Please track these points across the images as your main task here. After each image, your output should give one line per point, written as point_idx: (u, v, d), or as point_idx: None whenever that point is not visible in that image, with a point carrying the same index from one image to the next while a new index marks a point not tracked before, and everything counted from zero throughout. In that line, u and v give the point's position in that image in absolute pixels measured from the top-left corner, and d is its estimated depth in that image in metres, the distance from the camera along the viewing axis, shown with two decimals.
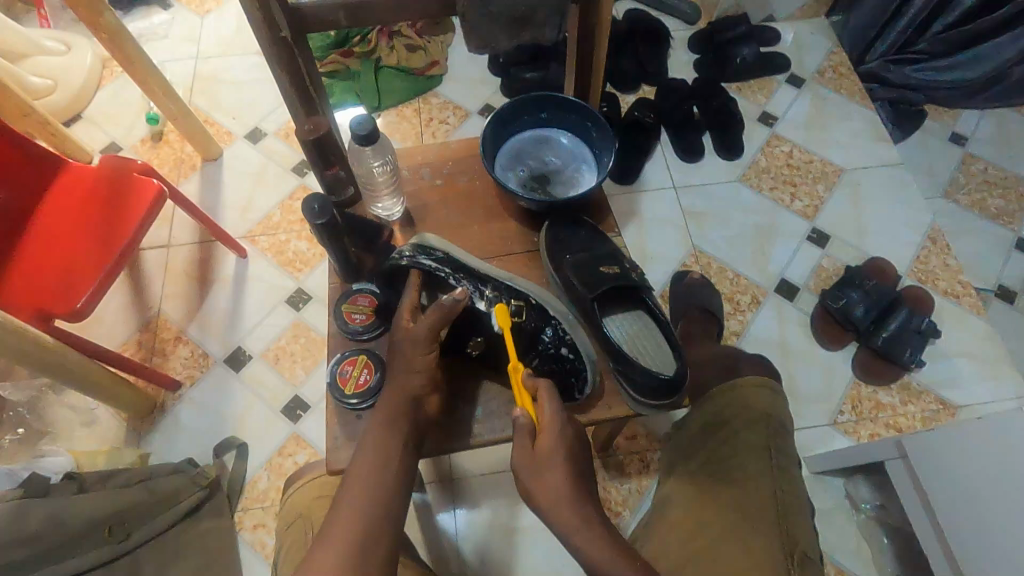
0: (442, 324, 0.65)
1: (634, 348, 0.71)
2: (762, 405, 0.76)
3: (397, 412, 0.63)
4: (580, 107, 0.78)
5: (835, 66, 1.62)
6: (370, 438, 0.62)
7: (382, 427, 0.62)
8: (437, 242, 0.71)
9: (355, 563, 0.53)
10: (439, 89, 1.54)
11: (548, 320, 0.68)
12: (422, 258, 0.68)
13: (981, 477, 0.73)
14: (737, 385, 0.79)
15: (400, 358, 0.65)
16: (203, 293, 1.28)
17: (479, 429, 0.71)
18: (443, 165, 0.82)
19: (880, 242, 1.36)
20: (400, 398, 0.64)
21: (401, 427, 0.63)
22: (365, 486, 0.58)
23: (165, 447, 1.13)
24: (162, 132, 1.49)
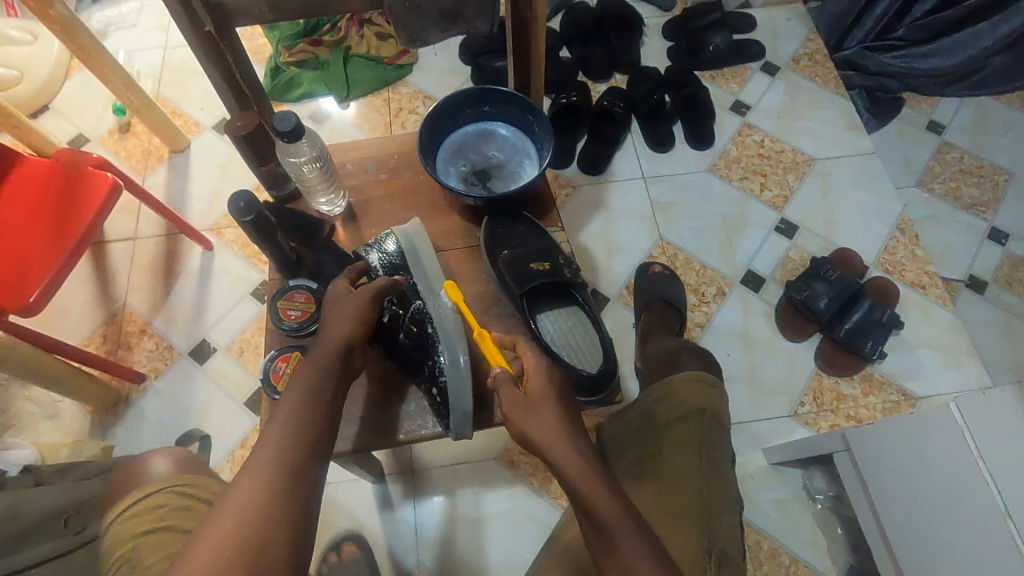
0: (386, 294, 0.67)
1: (564, 343, 0.72)
2: (699, 399, 0.75)
3: (327, 359, 0.62)
4: (518, 100, 0.77)
5: (811, 53, 1.60)
6: (297, 382, 0.60)
7: (312, 373, 0.60)
8: (409, 239, 0.71)
9: (276, 496, 0.51)
10: (408, 78, 1.53)
11: (430, 349, 0.67)
12: (371, 255, 0.72)
13: (911, 465, 0.73)
14: (675, 380, 0.77)
15: (332, 308, 0.65)
16: (169, 286, 1.28)
17: (417, 424, 0.70)
18: (389, 159, 0.84)
19: (849, 232, 1.35)
20: (334, 347, 0.62)
21: (331, 371, 0.61)
22: (286, 427, 0.56)
23: (130, 439, 1.14)
24: (129, 123, 1.48)
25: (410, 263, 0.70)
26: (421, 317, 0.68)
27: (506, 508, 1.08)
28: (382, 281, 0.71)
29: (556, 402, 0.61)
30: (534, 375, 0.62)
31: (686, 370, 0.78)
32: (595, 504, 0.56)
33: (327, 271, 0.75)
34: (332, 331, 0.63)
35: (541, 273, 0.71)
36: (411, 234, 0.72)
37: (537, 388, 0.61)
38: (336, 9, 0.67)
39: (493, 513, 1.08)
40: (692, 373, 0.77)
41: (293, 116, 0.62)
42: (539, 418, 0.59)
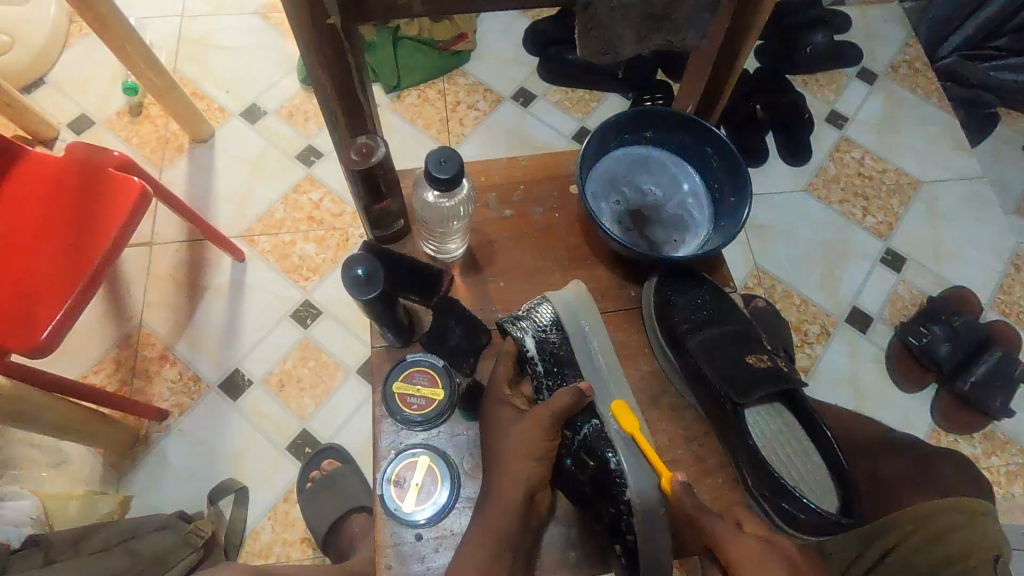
0: (569, 412, 0.56)
1: (772, 453, 0.62)
2: (986, 541, 0.59)
3: (505, 520, 0.51)
4: (694, 127, 0.66)
5: (910, 61, 1.44)
6: (468, 562, 0.49)
7: (487, 534, 0.51)
8: (576, 316, 0.60)
9: None
10: (466, 67, 1.34)
11: (615, 488, 0.55)
12: (526, 338, 0.59)
13: None
14: (950, 510, 0.63)
15: (505, 447, 0.55)
16: (194, 304, 1.10)
17: (569, 554, 0.60)
18: (511, 190, 0.68)
19: (961, 267, 1.22)
20: (512, 510, 0.52)
21: (509, 534, 0.51)
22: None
23: (151, 489, 0.98)
24: (141, 104, 1.26)
25: (574, 354, 0.59)
26: (596, 443, 0.57)
27: None
28: (540, 371, 0.60)
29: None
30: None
31: (959, 500, 0.64)
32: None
33: (454, 339, 0.61)
34: (507, 479, 0.53)
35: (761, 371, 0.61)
36: (577, 295, 0.61)
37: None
38: (496, 4, 0.52)
39: None
40: (955, 501, 0.64)
41: (457, 160, 0.53)
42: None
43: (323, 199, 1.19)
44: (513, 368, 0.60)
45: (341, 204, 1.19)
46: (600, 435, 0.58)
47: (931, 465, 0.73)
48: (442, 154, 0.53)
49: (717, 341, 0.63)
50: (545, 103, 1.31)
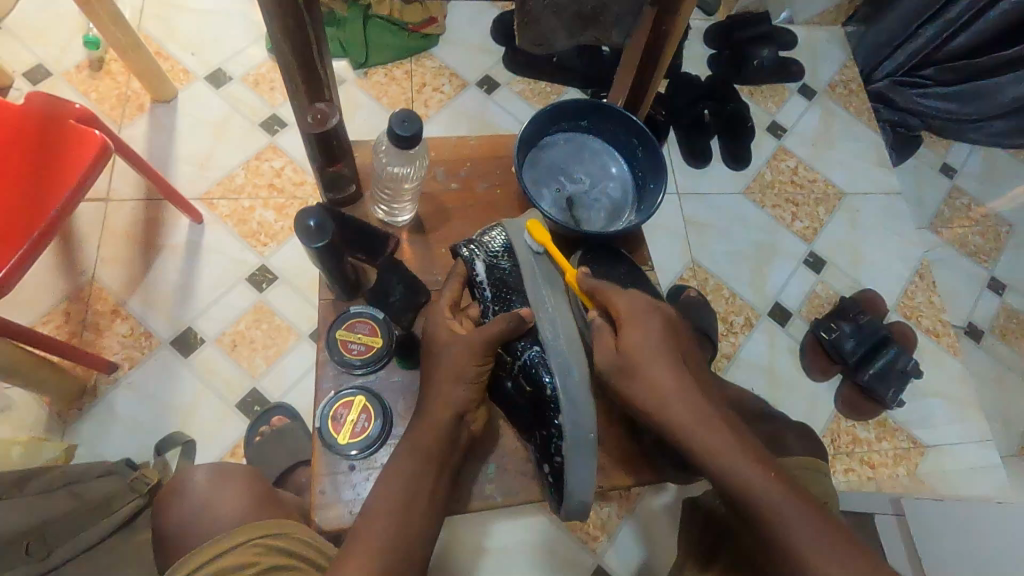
0: (502, 336, 0.62)
1: None
2: (820, 491, 0.71)
3: (434, 435, 0.59)
4: (626, 121, 0.74)
5: (846, 81, 1.57)
6: (398, 471, 0.57)
7: (418, 450, 0.58)
8: (524, 242, 0.66)
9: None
10: (434, 51, 1.38)
11: (547, 414, 0.63)
12: (478, 262, 0.66)
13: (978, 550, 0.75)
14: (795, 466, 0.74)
15: (438, 370, 0.61)
16: (148, 262, 1.11)
17: (489, 490, 0.67)
18: (460, 167, 0.74)
19: (872, 271, 1.35)
20: (438, 429, 0.59)
21: (439, 446, 0.59)
22: (385, 529, 0.54)
23: (97, 439, 1.00)
24: (102, 59, 1.26)
25: (522, 277, 0.65)
26: (535, 372, 0.64)
27: (522, 540, 1.02)
28: (487, 295, 0.66)
29: (661, 361, 0.62)
30: (629, 319, 0.63)
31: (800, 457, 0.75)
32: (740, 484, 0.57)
33: (395, 296, 0.66)
34: (440, 398, 0.60)
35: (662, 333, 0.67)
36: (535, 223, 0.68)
37: (637, 344, 0.62)
38: None
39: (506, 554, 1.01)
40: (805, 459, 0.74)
41: (417, 119, 0.57)
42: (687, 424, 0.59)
43: (284, 167, 1.22)
44: (461, 289, 0.66)
45: (302, 173, 1.22)
46: (542, 360, 0.63)
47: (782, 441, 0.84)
48: (405, 113, 0.57)
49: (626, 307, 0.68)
50: (508, 91, 1.36)
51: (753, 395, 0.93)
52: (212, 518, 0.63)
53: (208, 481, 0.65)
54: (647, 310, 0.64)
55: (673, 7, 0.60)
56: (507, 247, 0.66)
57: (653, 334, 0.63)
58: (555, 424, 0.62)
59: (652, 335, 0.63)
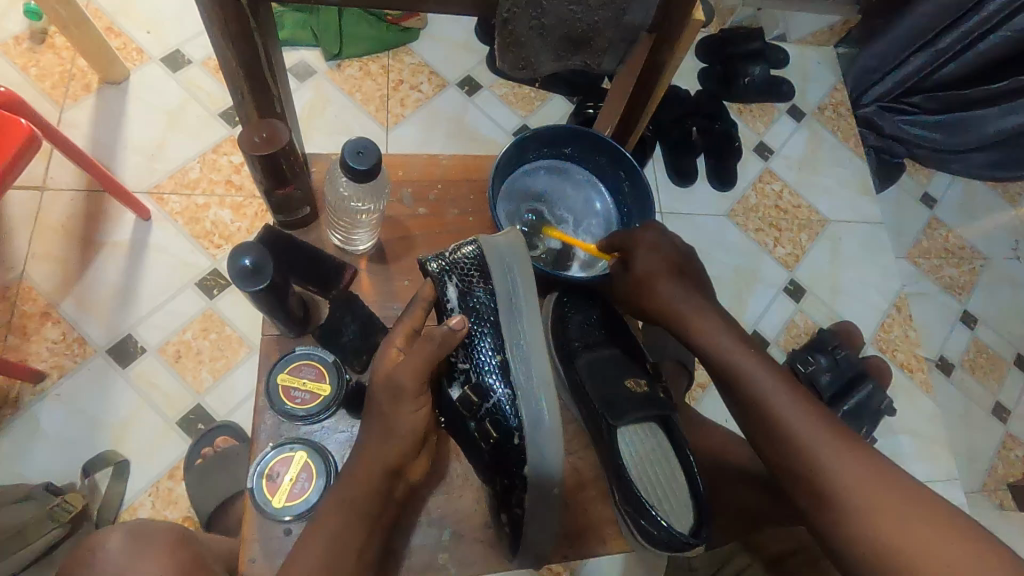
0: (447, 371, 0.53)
1: (642, 474, 0.60)
2: None
3: (362, 493, 0.51)
4: (611, 152, 0.68)
5: (835, 105, 1.54)
6: (322, 534, 0.50)
7: (345, 510, 0.51)
8: (499, 259, 0.58)
9: None
10: (414, 46, 1.30)
11: (511, 460, 0.56)
12: (449, 285, 0.58)
13: None
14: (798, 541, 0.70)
15: (372, 418, 0.53)
16: (86, 260, 1.02)
17: (443, 558, 0.60)
18: (430, 190, 0.67)
19: (851, 302, 1.33)
20: (371, 484, 0.52)
21: (366, 502, 0.51)
22: None
23: (17, 456, 0.91)
24: (45, 32, 1.15)
25: (502, 305, 0.58)
26: (501, 414, 0.57)
27: None
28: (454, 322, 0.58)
29: (667, 275, 0.66)
30: (637, 244, 0.66)
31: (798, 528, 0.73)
32: (755, 397, 0.62)
33: (347, 336, 0.59)
34: (372, 449, 0.52)
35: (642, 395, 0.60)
36: (513, 240, 0.59)
37: (645, 263, 0.66)
38: (444, 5, 0.54)
39: None
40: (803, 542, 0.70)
41: (375, 151, 0.51)
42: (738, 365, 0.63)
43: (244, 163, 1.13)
44: (423, 316, 0.57)
45: None
46: (510, 401, 0.57)
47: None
48: (360, 143, 0.51)
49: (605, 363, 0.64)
50: (489, 94, 1.29)
51: None
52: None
53: (124, 546, 0.57)
54: (656, 245, 0.67)
55: (675, 36, 0.54)
56: (489, 269, 0.58)
57: (661, 255, 0.66)
58: (519, 475, 0.56)
59: (662, 257, 0.66)
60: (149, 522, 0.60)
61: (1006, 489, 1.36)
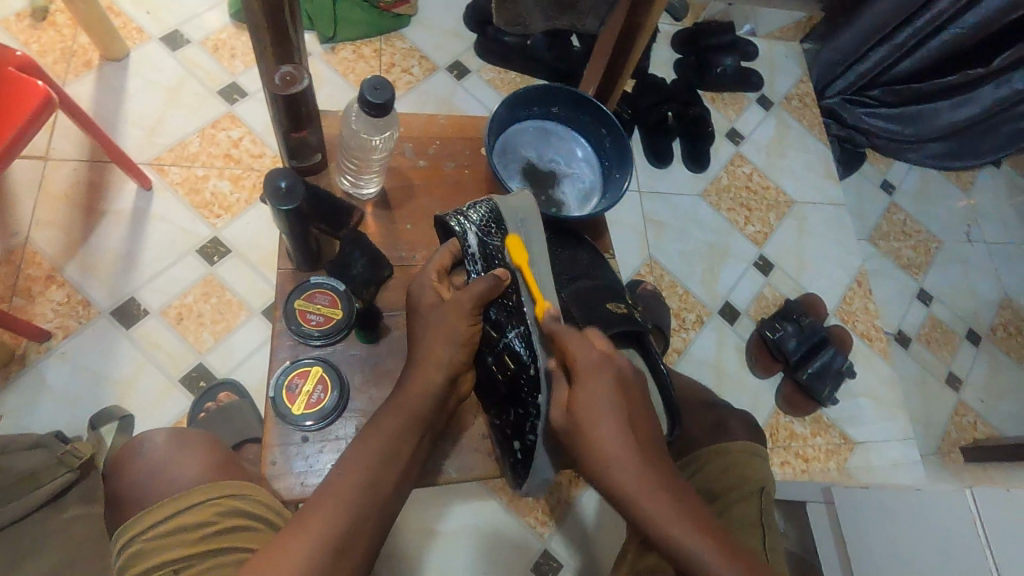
0: (484, 297, 0.62)
1: None
2: (755, 476, 0.76)
3: (423, 397, 0.59)
4: (594, 108, 0.76)
5: (801, 95, 1.64)
6: (384, 430, 0.57)
7: (408, 413, 0.59)
8: (512, 215, 0.66)
9: (356, 526, 0.52)
10: (405, 31, 1.36)
11: (524, 393, 0.63)
12: (470, 236, 0.65)
13: (878, 537, 0.79)
14: (733, 451, 0.79)
15: (430, 331, 0.61)
16: (89, 227, 1.05)
17: (444, 465, 0.69)
18: (428, 145, 0.73)
19: (816, 276, 1.42)
20: (430, 389, 0.59)
21: (426, 407, 0.59)
22: (365, 478, 0.54)
23: (24, 410, 0.94)
24: (47, 9, 1.18)
25: (524, 251, 0.65)
26: (518, 349, 0.63)
27: (473, 524, 1.03)
28: (477, 264, 0.65)
29: (601, 378, 0.58)
30: (580, 374, 0.58)
31: (738, 442, 0.81)
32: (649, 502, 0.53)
33: (356, 268, 0.66)
34: (432, 359, 0.61)
35: (620, 316, 0.67)
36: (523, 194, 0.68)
37: (585, 402, 0.57)
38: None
39: (452, 531, 1.02)
40: (745, 444, 0.81)
41: (391, 88, 0.57)
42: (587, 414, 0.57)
43: (243, 138, 1.17)
44: (449, 261, 0.66)
45: (261, 145, 1.18)
46: (522, 339, 0.63)
47: (724, 425, 0.88)
48: (377, 80, 0.57)
49: (589, 292, 0.69)
50: (477, 78, 1.36)
51: (698, 385, 0.98)
52: (166, 484, 0.59)
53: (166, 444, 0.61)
54: (598, 365, 0.59)
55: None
56: (506, 222, 0.65)
57: (595, 368, 0.58)
58: (533, 403, 0.62)
59: (599, 372, 0.58)
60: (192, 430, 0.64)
61: (959, 451, 1.46)
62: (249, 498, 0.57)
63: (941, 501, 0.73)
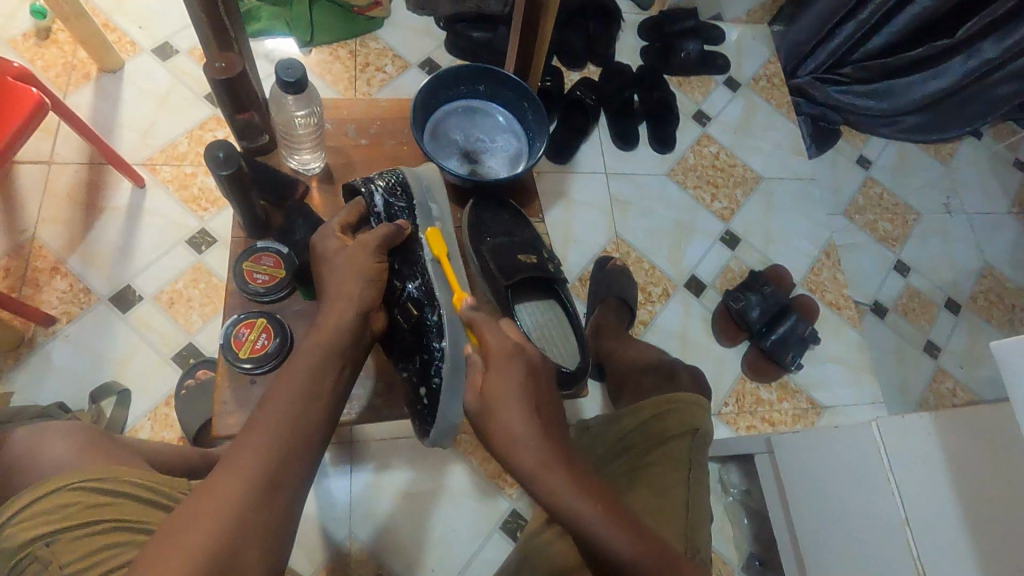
0: (387, 243, 0.75)
1: (539, 333, 0.87)
2: (693, 419, 0.82)
3: (336, 333, 0.67)
4: (514, 85, 0.94)
5: (769, 76, 1.68)
6: (299, 367, 0.63)
7: (320, 349, 0.65)
8: (418, 184, 0.81)
9: (284, 455, 0.56)
10: (378, 33, 1.45)
11: (427, 339, 0.74)
12: (376, 195, 0.79)
13: (829, 477, 0.82)
14: (676, 400, 0.84)
15: (337, 273, 0.71)
16: (88, 222, 1.16)
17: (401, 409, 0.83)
18: (371, 125, 0.89)
19: (783, 249, 1.46)
20: (341, 326, 0.67)
21: (341, 343, 0.66)
22: (290, 400, 0.60)
23: (32, 387, 1.04)
24: (49, 29, 1.30)
25: (421, 203, 0.79)
26: (418, 300, 0.75)
27: (443, 485, 1.10)
28: (381, 219, 0.78)
29: (509, 388, 0.62)
30: (492, 358, 0.64)
31: (684, 393, 0.85)
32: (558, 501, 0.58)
33: (297, 235, 0.80)
34: (340, 302, 0.69)
35: (525, 264, 0.84)
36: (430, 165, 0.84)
37: (496, 385, 0.63)
38: None
39: (424, 488, 1.09)
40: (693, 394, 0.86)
41: (299, 68, 0.71)
42: (498, 402, 0.62)
43: (228, 137, 1.27)
44: (356, 216, 0.78)
45: None
46: (423, 291, 0.76)
47: (675, 376, 0.99)
48: (288, 63, 0.71)
49: (503, 244, 0.85)
50: None
51: (652, 352, 1.11)
52: (38, 467, 0.61)
53: (28, 435, 0.64)
54: (510, 353, 0.65)
55: None
56: (406, 182, 0.80)
57: (512, 388, 0.63)
58: (435, 347, 0.72)
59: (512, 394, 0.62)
60: (52, 424, 0.66)
61: None
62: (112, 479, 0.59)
63: (854, 433, 0.78)
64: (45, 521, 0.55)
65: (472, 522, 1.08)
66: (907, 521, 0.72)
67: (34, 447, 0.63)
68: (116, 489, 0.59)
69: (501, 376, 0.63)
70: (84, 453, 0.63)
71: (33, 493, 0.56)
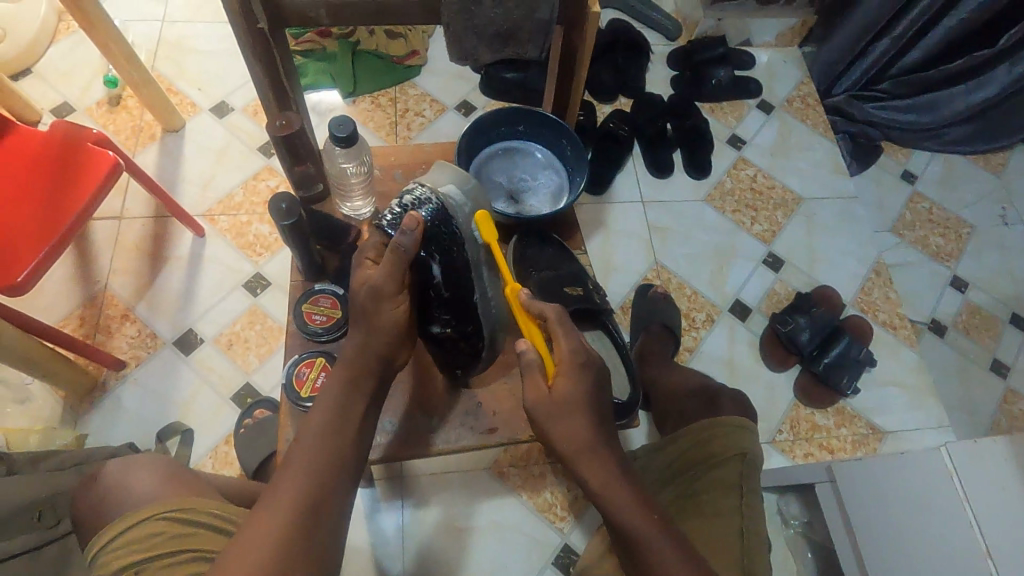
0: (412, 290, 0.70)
1: None
2: (738, 442, 0.79)
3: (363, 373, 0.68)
4: (554, 123, 0.98)
5: (803, 97, 1.68)
6: (325, 406, 0.66)
7: (345, 389, 0.67)
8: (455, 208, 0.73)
9: (321, 489, 0.60)
10: (416, 80, 1.52)
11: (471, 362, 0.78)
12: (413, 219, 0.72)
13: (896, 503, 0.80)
14: (717, 423, 0.83)
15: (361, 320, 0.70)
16: (155, 271, 1.24)
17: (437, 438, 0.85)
18: (416, 169, 0.95)
19: (829, 270, 1.43)
20: (366, 360, 0.69)
21: (365, 385, 0.69)
22: (319, 428, 0.64)
23: (103, 429, 1.10)
24: (119, 96, 1.42)
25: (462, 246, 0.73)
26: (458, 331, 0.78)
27: (494, 520, 1.10)
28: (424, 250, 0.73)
29: (620, 483, 0.67)
30: (562, 370, 0.70)
31: (729, 417, 0.83)
32: (619, 524, 0.65)
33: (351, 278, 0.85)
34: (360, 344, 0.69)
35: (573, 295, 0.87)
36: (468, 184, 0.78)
37: (563, 391, 0.69)
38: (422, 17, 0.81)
39: (475, 523, 1.09)
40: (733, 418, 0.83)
41: (350, 123, 0.76)
42: (558, 414, 0.68)
43: (279, 186, 1.34)
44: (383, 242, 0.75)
45: None
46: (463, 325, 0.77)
47: (716, 401, 0.99)
48: (340, 118, 0.76)
49: (549, 277, 0.91)
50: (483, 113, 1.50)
51: (694, 376, 1.10)
52: (120, 498, 0.65)
53: (115, 466, 0.68)
54: (580, 362, 0.70)
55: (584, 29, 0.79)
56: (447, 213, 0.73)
57: (619, 483, 0.67)
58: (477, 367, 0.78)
59: (624, 491, 0.66)
60: (138, 455, 0.71)
61: None
62: (183, 509, 0.62)
63: (923, 458, 0.79)
64: (129, 551, 0.59)
65: (524, 557, 1.07)
66: (987, 551, 0.70)
67: (118, 481, 0.67)
68: (190, 518, 0.61)
69: (566, 395, 0.69)
70: (163, 485, 0.66)
71: (119, 525, 0.60)
